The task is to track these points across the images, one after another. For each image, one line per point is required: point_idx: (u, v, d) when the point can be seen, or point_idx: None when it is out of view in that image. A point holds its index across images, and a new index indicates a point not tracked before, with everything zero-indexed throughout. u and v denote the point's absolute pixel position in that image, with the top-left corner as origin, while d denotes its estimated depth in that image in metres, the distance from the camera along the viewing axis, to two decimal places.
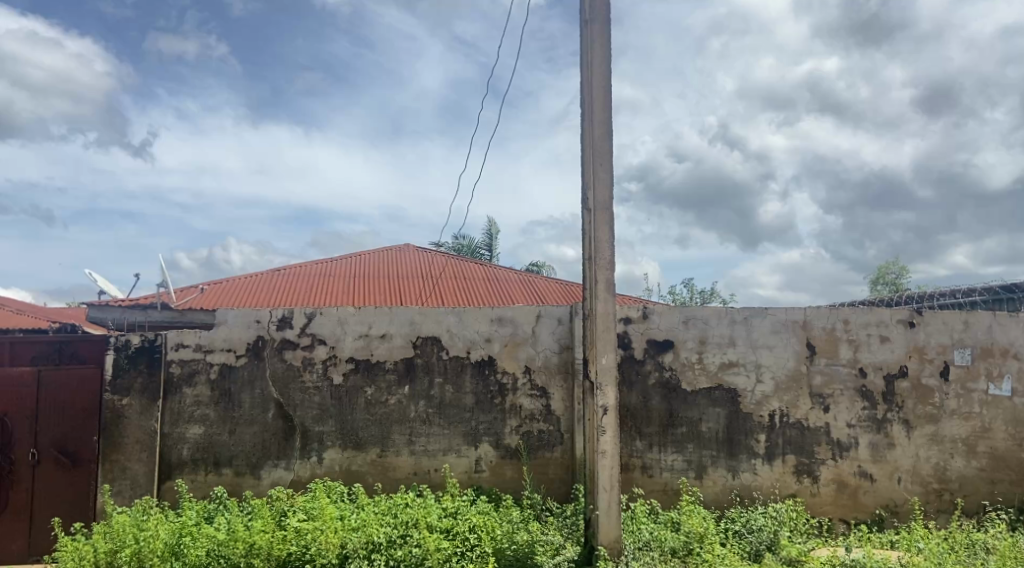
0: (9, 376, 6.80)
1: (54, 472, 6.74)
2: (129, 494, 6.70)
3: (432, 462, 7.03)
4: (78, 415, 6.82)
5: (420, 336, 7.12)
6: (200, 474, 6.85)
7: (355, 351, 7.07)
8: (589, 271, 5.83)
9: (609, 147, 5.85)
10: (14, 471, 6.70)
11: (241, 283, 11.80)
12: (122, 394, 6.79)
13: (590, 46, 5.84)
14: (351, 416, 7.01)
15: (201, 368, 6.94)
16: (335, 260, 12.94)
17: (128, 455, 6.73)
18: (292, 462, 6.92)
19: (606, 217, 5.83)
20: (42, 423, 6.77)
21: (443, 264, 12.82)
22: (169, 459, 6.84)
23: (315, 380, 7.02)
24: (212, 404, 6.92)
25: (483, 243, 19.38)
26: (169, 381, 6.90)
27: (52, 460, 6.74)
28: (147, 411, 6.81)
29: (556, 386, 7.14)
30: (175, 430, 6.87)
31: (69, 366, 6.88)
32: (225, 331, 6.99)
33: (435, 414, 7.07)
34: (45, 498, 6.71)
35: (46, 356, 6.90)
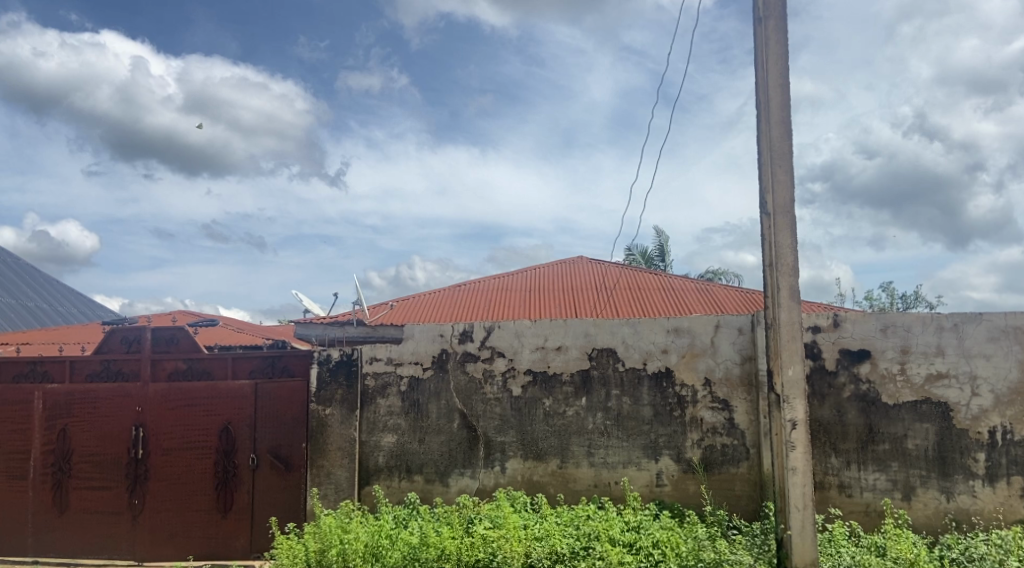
0: (232, 388, 7.58)
1: (270, 476, 7.42)
2: (334, 496, 7.21)
3: (612, 474, 7.00)
4: (289, 424, 7.49)
5: (595, 348, 7.14)
6: (395, 480, 7.25)
7: (533, 363, 7.21)
8: (770, 278, 5.57)
9: (789, 147, 5.58)
10: (237, 474, 7.44)
11: (425, 299, 12.44)
12: (325, 404, 7.36)
13: (764, 44, 5.62)
14: (530, 427, 7.15)
15: (392, 380, 7.38)
16: (511, 274, 13.28)
17: (332, 461, 7.26)
18: (477, 471, 7.15)
19: (788, 221, 5.56)
20: (259, 430, 7.49)
21: (618, 275, 12.79)
22: (368, 466, 7.31)
23: (496, 392, 7.23)
24: (403, 414, 7.32)
25: (657, 252, 19.12)
26: (365, 392, 7.40)
27: (269, 464, 7.43)
28: (347, 420, 7.32)
29: (739, 398, 6.88)
30: (371, 438, 7.34)
31: (280, 379, 7.57)
32: (412, 345, 7.39)
33: (614, 427, 7.04)
34: (263, 500, 7.40)
35: (260, 370, 7.61)
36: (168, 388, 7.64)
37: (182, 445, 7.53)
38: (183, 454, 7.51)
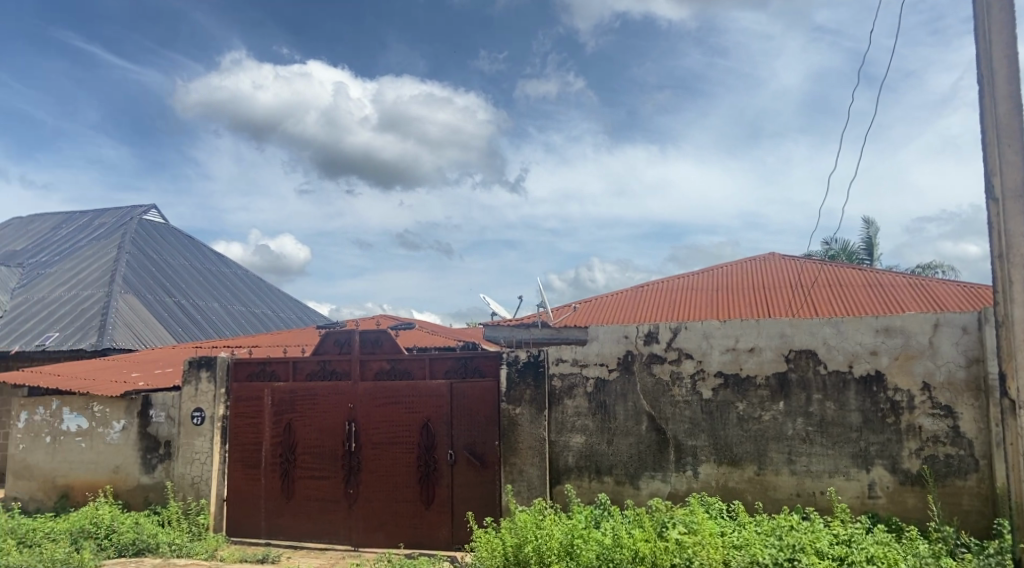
0: (429, 387, 7.98)
1: (467, 472, 7.73)
2: (527, 494, 7.38)
3: (817, 483, 6.60)
4: (483, 422, 7.76)
5: (793, 349, 6.77)
6: (585, 481, 7.28)
7: (724, 365, 6.96)
8: (999, 272, 5.01)
9: (1019, 125, 4.99)
10: (437, 469, 7.82)
11: (610, 299, 12.43)
12: (515, 403, 7.55)
13: (985, 11, 5.07)
14: (724, 431, 6.90)
15: (578, 381, 7.41)
16: (698, 273, 12.93)
17: (523, 459, 7.43)
18: (669, 475, 7.02)
19: (1020, 207, 4.96)
20: (455, 428, 7.83)
21: (817, 272, 12.03)
22: (558, 465, 7.39)
23: (685, 394, 7.06)
24: (590, 415, 7.33)
25: (862, 246, 17.82)
26: (552, 393, 7.49)
27: (465, 460, 7.74)
28: (537, 419, 7.46)
29: (965, 405, 6.27)
30: (560, 438, 7.41)
31: (474, 379, 7.86)
32: (598, 346, 7.39)
33: (817, 433, 6.64)
34: (463, 494, 7.72)
35: (456, 370, 7.95)
36: (373, 387, 8.19)
37: (387, 440, 8.04)
38: (389, 448, 8.01)
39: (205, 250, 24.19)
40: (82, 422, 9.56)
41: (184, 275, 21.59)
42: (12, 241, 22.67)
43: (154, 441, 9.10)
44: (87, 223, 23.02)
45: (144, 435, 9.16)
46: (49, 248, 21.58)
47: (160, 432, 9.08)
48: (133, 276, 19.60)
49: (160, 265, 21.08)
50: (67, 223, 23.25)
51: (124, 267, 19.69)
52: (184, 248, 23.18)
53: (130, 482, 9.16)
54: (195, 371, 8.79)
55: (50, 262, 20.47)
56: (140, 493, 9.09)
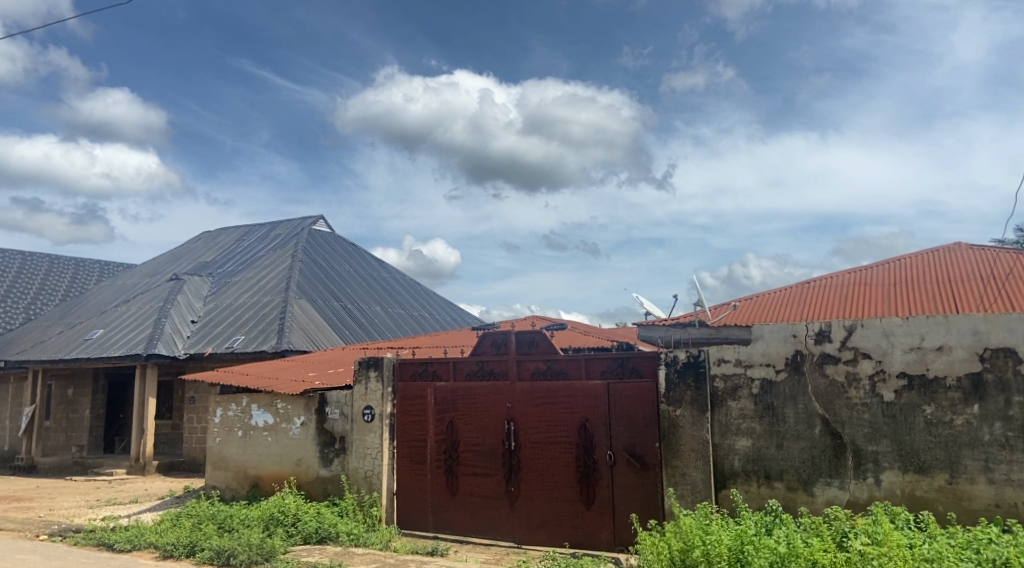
0: (586, 387, 7.99)
1: (628, 473, 7.66)
2: (691, 498, 7.21)
3: (1020, 494, 6.04)
4: (642, 423, 7.66)
5: (988, 348, 6.24)
6: (754, 486, 7.01)
7: (907, 366, 6.50)
8: None
9: None
10: (597, 469, 7.81)
11: (772, 297, 11.90)
12: (675, 405, 7.40)
13: None
14: (909, 436, 6.45)
15: (743, 382, 7.15)
16: (870, 267, 12.11)
17: (686, 462, 7.27)
18: (847, 482, 6.62)
19: None
20: (614, 428, 7.79)
21: (1011, 261, 10.93)
22: (723, 469, 7.16)
23: (863, 396, 6.64)
24: (757, 418, 7.05)
25: None
26: (714, 395, 7.27)
27: (626, 462, 7.67)
28: (699, 421, 7.27)
29: None
30: (725, 441, 7.18)
31: (631, 380, 7.78)
32: (763, 346, 7.08)
33: (1019, 439, 6.10)
34: (624, 495, 7.66)
35: (612, 370, 7.91)
36: (531, 387, 8.31)
37: (547, 439, 8.12)
38: (549, 448, 8.09)
39: (368, 256, 25.55)
40: (268, 418, 10.38)
41: (350, 280, 22.91)
42: (203, 253, 25.00)
43: (330, 436, 9.71)
44: (265, 235, 24.96)
45: (321, 431, 9.80)
46: (233, 259, 23.60)
47: (335, 428, 9.68)
48: (306, 283, 21.04)
49: (328, 272, 22.51)
50: (247, 236, 25.33)
51: (298, 274, 21.19)
52: (349, 256, 24.61)
53: (310, 474, 9.83)
54: (365, 371, 9.29)
55: (235, 271, 22.38)
56: (319, 485, 9.73)
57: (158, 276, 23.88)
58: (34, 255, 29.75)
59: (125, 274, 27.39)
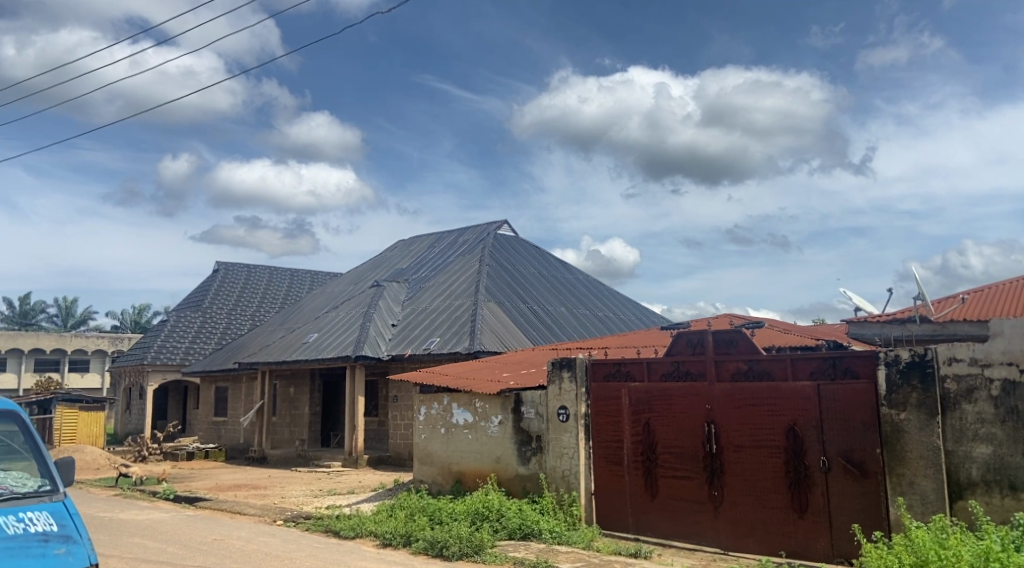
0: (794, 389, 7.59)
1: (845, 480, 7.19)
2: (921, 509, 6.64)
3: None
4: (859, 427, 7.16)
5: None
6: (996, 497, 6.32)
7: None
8: None
9: None
10: (809, 475, 7.39)
11: (1006, 288, 10.67)
12: (899, 408, 6.85)
13: None
14: None
15: (979, 384, 6.48)
16: None
17: (914, 470, 6.70)
18: None
19: None
20: (827, 432, 7.34)
21: None
22: (958, 478, 6.52)
23: None
24: (998, 423, 6.36)
25: None
26: (945, 397, 6.64)
27: (842, 468, 7.20)
28: (927, 426, 6.68)
29: None
30: (960, 448, 6.53)
31: (844, 381, 7.29)
32: (1003, 343, 6.38)
33: None
34: (841, 503, 7.19)
35: (822, 371, 7.45)
36: (732, 388, 8.03)
37: (752, 442, 7.80)
38: (753, 452, 7.78)
39: (552, 258, 25.94)
40: (468, 416, 10.83)
41: (536, 283, 23.38)
42: (399, 260, 26.55)
43: (527, 435, 9.94)
44: (454, 241, 26.08)
45: (519, 430, 10.07)
46: (427, 265, 24.88)
47: (531, 427, 9.90)
48: (495, 286, 21.73)
49: (515, 275, 23.13)
50: (438, 242, 26.58)
51: (487, 277, 21.94)
52: (534, 258, 25.14)
53: (510, 472, 10.12)
54: (558, 372, 9.42)
55: (429, 276, 23.58)
56: (519, 482, 9.99)
57: (361, 283, 25.69)
58: (256, 268, 33.07)
59: (332, 282, 29.76)
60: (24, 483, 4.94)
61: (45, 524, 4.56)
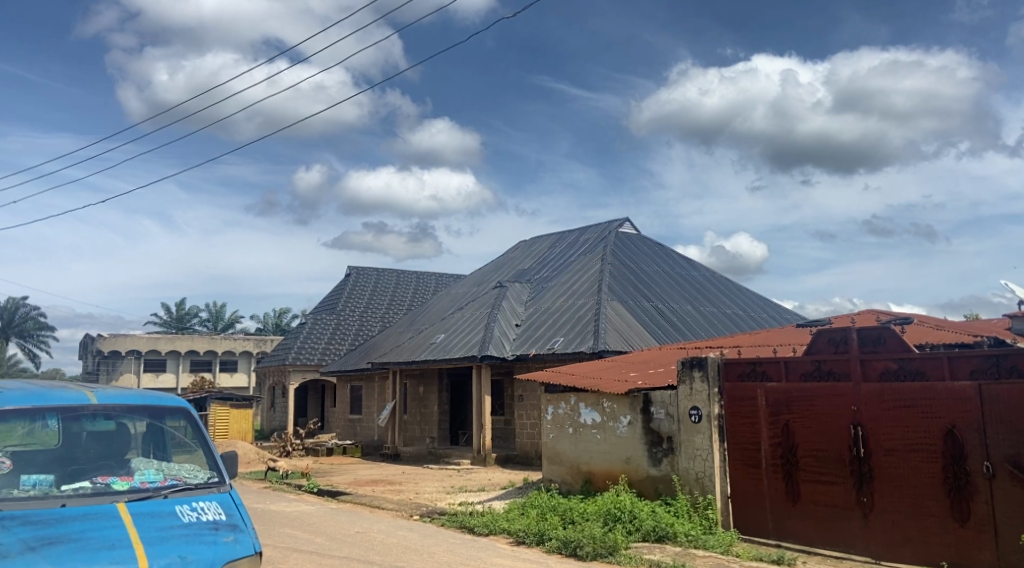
0: (951, 389, 7.10)
1: (1012, 487, 6.66)
2: None
3: None
4: None
5: None
6: None
7: None
8: None
9: None
10: (971, 481, 6.90)
11: None
12: None
13: None
14: None
15: None
16: None
17: None
18: None
19: None
20: (991, 436, 6.82)
21: None
22: None
23: None
24: None
25: None
26: None
27: (1009, 475, 6.67)
28: None
29: None
30: None
31: (1010, 381, 6.75)
32: None
33: None
34: (1009, 512, 6.66)
35: (984, 370, 6.94)
36: (880, 388, 7.60)
37: (904, 446, 7.35)
38: (907, 456, 7.32)
39: (676, 255, 25.40)
40: (596, 416, 10.79)
41: (661, 281, 22.97)
42: (522, 261, 26.80)
43: (657, 436, 9.80)
44: (575, 240, 26.04)
45: (649, 430, 9.93)
46: (549, 265, 24.98)
47: (662, 427, 9.74)
48: (618, 285, 21.53)
49: (639, 273, 22.83)
50: (559, 242, 26.63)
51: (610, 276, 21.77)
52: (657, 256, 24.72)
53: (641, 473, 10.00)
54: (689, 371, 9.21)
55: (551, 276, 23.67)
56: (650, 483, 9.85)
57: (485, 285, 26.13)
58: (384, 271, 34.32)
59: (457, 284, 30.43)
60: (195, 475, 5.37)
61: (214, 513, 4.93)
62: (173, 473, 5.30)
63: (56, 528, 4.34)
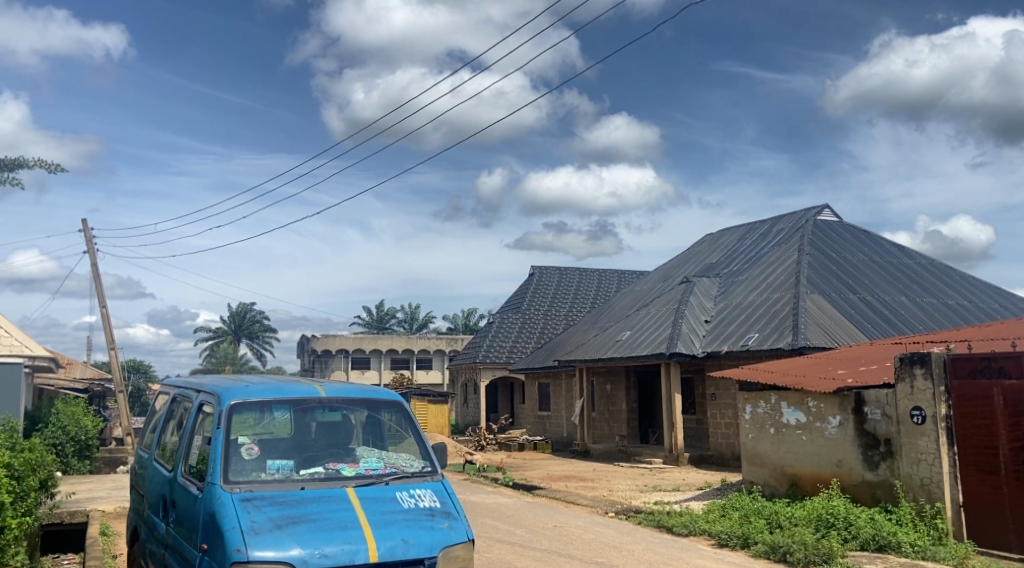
0: None
1: None
2: None
3: None
4: None
5: None
6: None
7: None
8: None
9: None
10: None
11: None
12: None
13: None
14: None
15: None
16: None
17: None
18: None
19: None
20: None
21: None
22: None
23: None
24: None
25: None
26: None
27: None
28: None
29: None
30: None
31: None
32: None
33: None
34: None
35: None
36: None
37: None
38: None
39: (885, 244, 23.44)
40: (801, 416, 10.19)
41: (868, 271, 21.30)
42: (710, 255, 25.93)
43: (873, 438, 9.07)
44: (768, 231, 24.78)
45: (863, 432, 9.22)
46: (739, 258, 23.97)
47: (878, 429, 9.02)
48: (818, 277, 20.22)
49: (842, 263, 21.30)
50: (750, 234, 25.47)
51: (808, 267, 20.51)
52: (862, 244, 22.93)
53: (855, 477, 9.31)
54: (909, 368, 8.45)
55: (742, 270, 22.69)
56: (867, 489, 9.14)
57: (671, 280, 25.57)
58: (569, 269, 34.60)
59: (641, 279, 30.06)
60: (411, 464, 5.67)
61: (430, 500, 5.18)
62: (392, 462, 5.65)
63: (298, 508, 4.77)
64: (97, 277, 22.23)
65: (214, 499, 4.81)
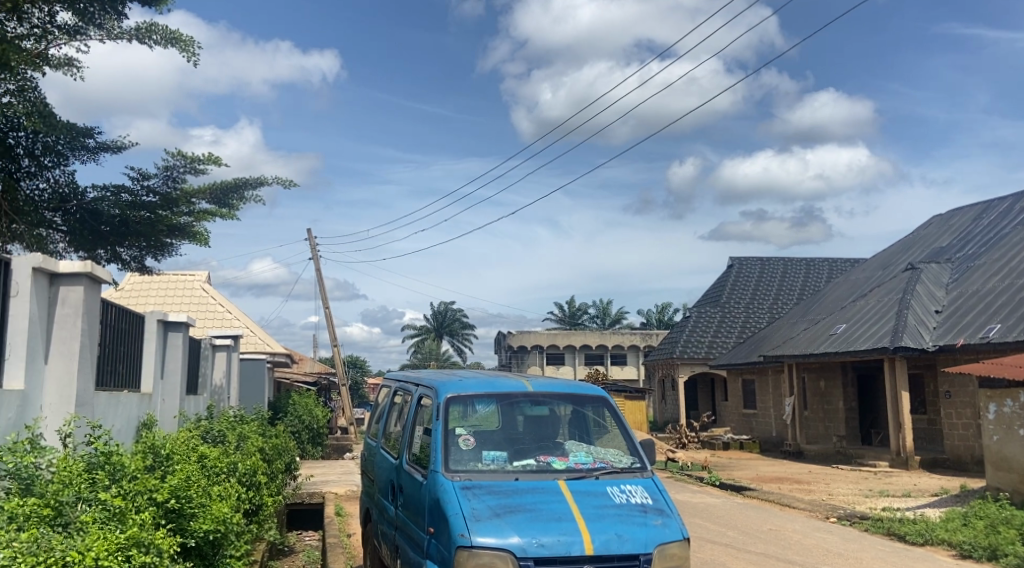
0: None
1: None
2: None
3: None
4: None
5: None
6: None
7: None
8: None
9: None
10: None
11: None
12: None
13: None
14: None
15: None
16: None
17: None
18: None
19: None
20: None
21: None
22: None
23: None
24: None
25: None
26: None
27: None
28: None
29: None
30: None
31: None
32: None
33: None
34: None
35: None
36: None
37: None
38: None
39: None
40: None
41: None
42: (938, 238, 23.53)
43: None
44: (1008, 208, 22.02)
45: None
46: (973, 240, 21.51)
47: None
48: None
49: None
50: (987, 212, 22.77)
51: None
52: None
53: None
54: None
55: (978, 253, 20.35)
56: None
57: (891, 268, 23.49)
58: (772, 259, 32.92)
59: (856, 268, 27.91)
60: (620, 460, 5.67)
61: (642, 497, 5.15)
62: (600, 456, 5.67)
63: (514, 498, 4.93)
64: (322, 281, 24.39)
65: (438, 485, 5.11)
